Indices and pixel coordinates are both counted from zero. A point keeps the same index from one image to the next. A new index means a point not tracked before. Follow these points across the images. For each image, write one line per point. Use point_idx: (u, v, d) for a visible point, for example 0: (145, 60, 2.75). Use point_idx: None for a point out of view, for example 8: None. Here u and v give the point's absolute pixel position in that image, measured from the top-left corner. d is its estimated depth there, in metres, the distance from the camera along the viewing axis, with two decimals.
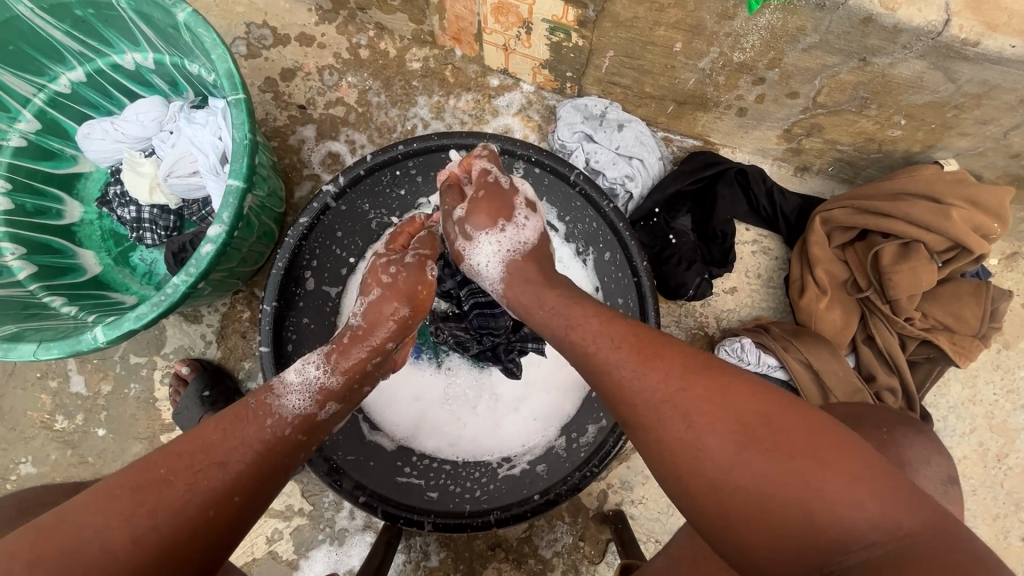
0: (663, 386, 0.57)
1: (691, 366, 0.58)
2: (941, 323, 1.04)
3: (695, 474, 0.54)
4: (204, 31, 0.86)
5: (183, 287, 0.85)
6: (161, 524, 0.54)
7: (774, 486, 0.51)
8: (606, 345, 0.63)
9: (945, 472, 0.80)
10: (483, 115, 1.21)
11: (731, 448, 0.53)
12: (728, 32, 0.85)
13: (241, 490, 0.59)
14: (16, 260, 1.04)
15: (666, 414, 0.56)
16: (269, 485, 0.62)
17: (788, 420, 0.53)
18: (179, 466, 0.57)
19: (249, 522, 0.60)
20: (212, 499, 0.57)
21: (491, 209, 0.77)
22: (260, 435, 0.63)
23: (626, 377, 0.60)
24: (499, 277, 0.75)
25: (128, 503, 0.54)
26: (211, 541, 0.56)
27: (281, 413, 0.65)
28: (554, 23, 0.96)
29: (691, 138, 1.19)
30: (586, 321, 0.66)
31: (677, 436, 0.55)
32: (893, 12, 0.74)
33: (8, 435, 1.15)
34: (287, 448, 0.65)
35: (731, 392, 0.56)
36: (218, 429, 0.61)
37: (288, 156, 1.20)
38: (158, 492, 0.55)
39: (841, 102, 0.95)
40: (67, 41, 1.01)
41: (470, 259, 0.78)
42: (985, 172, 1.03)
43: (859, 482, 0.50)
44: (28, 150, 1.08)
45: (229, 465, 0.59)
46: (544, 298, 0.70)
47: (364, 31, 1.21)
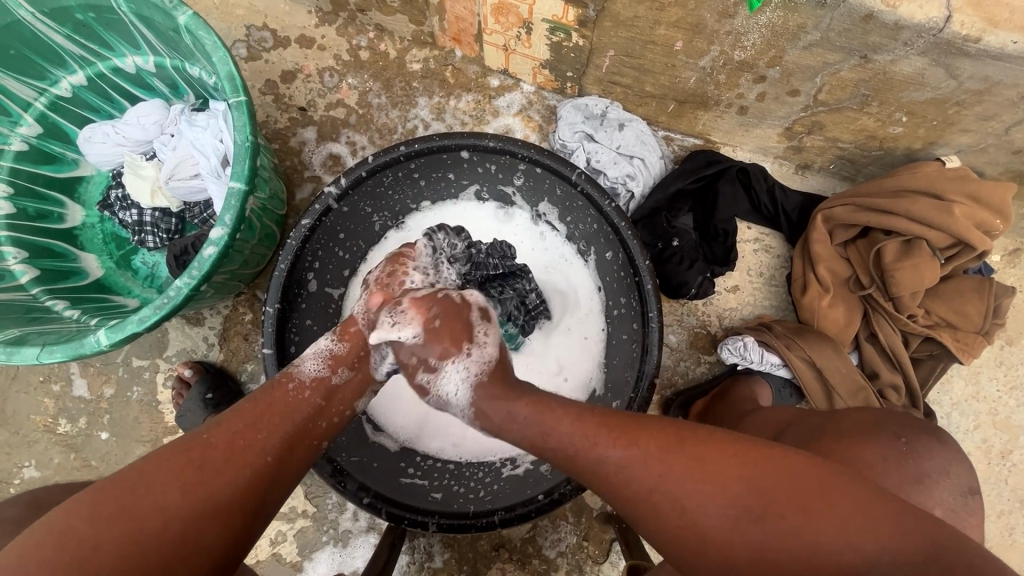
0: (648, 478, 0.56)
1: (670, 442, 0.58)
2: (943, 320, 1.04)
3: (700, 554, 0.55)
4: (205, 34, 0.86)
5: (186, 289, 0.85)
6: (205, 483, 0.56)
7: (776, 550, 0.52)
8: (585, 443, 0.60)
9: (964, 483, 0.77)
10: (483, 115, 1.21)
11: (727, 523, 0.54)
12: (729, 30, 0.85)
13: (274, 452, 0.61)
14: (18, 264, 1.04)
15: (658, 503, 0.56)
16: (300, 449, 0.65)
17: (777, 480, 0.54)
18: (219, 432, 0.60)
19: (282, 486, 0.62)
20: (249, 461, 0.59)
21: (453, 332, 0.69)
22: (289, 403, 0.65)
23: (611, 474, 0.58)
24: (468, 405, 0.68)
25: (175, 465, 0.57)
26: (250, 502, 0.59)
27: (301, 378, 0.68)
28: (554, 23, 0.96)
29: (692, 137, 1.19)
30: (558, 420, 0.62)
31: (674, 523, 0.55)
32: (894, 9, 0.74)
33: (12, 439, 1.15)
34: (313, 415, 0.67)
35: (715, 464, 0.56)
36: (252, 400, 0.64)
37: (289, 158, 1.20)
38: (200, 455, 0.58)
39: (842, 100, 0.95)
40: (68, 45, 1.01)
41: (437, 389, 0.69)
42: (987, 168, 1.03)
43: (852, 524, 0.51)
44: (29, 155, 1.08)
45: (262, 431, 0.62)
46: (512, 412, 0.64)
47: (364, 32, 1.21)
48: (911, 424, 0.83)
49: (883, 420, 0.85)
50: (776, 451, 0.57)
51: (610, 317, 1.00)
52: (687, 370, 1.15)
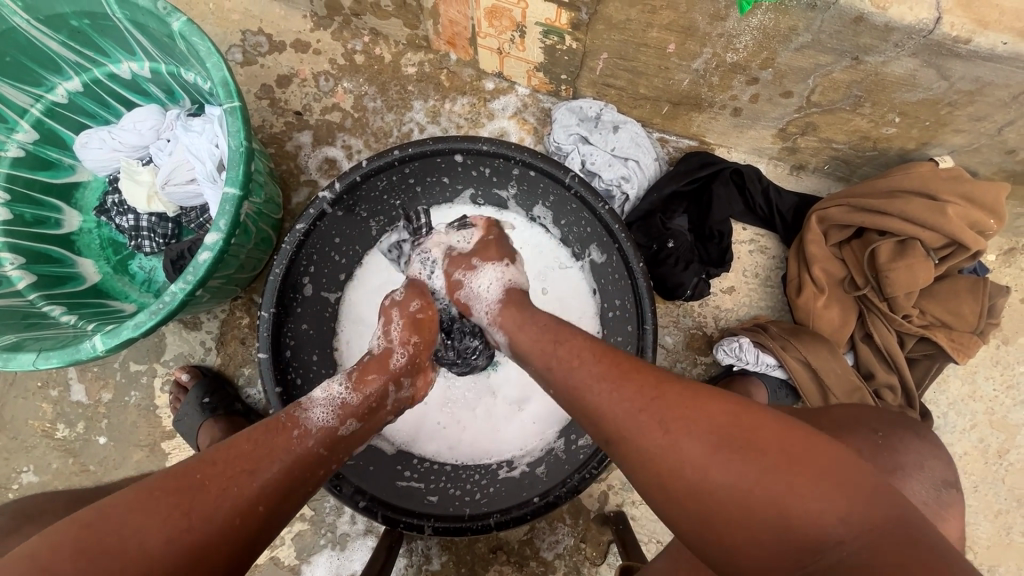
0: (640, 397, 0.59)
1: (666, 378, 0.61)
2: (938, 320, 1.04)
3: (675, 481, 0.55)
4: (199, 40, 0.86)
5: (181, 295, 0.85)
6: (194, 528, 0.55)
7: (749, 487, 0.52)
8: (587, 360, 0.65)
9: (939, 477, 0.79)
10: (479, 118, 1.21)
11: (707, 451, 0.54)
12: (720, 33, 0.86)
13: (267, 503, 0.60)
14: (15, 270, 1.05)
15: (644, 421, 0.57)
16: (293, 498, 0.64)
17: (759, 423, 0.55)
18: (213, 474, 0.59)
19: (268, 537, 0.61)
20: (241, 508, 0.58)
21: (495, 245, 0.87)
22: (288, 450, 0.65)
23: (604, 389, 0.61)
24: (497, 297, 0.81)
25: (165, 506, 0.55)
26: (237, 552, 0.57)
27: (307, 426, 0.68)
28: (548, 27, 0.97)
29: (687, 138, 1.19)
30: (570, 340, 0.69)
31: (654, 442, 0.56)
32: (885, 11, 0.75)
33: (10, 445, 1.16)
34: (310, 464, 0.66)
35: (703, 397, 0.58)
36: (250, 440, 0.63)
37: (285, 163, 1.20)
38: (193, 497, 0.57)
39: (835, 101, 0.95)
40: (63, 51, 1.01)
41: (470, 285, 0.84)
42: (981, 168, 1.03)
43: (828, 477, 0.51)
44: (26, 160, 1.08)
45: (258, 478, 0.61)
46: (536, 318, 0.75)
47: (359, 36, 1.21)
48: (891, 420, 0.84)
49: (867, 417, 0.85)
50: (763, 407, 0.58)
51: (606, 319, 1.00)
52: (684, 372, 1.15)
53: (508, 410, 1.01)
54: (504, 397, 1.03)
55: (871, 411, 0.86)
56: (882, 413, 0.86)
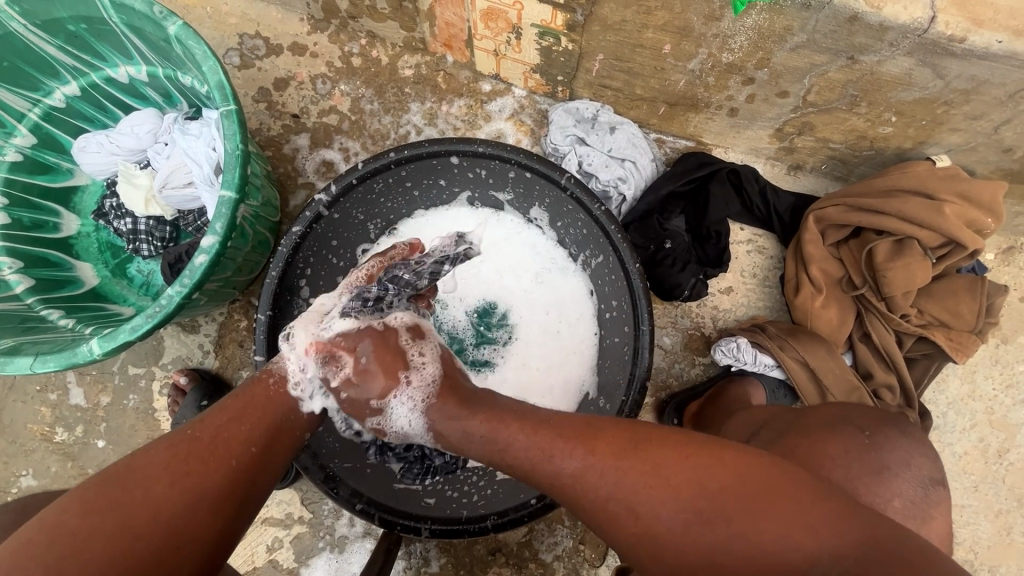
0: (601, 483, 0.57)
1: (623, 451, 0.58)
2: (936, 319, 1.04)
3: (652, 551, 0.55)
4: (195, 43, 0.87)
5: (177, 298, 0.85)
6: (196, 471, 0.58)
7: (726, 551, 0.52)
8: (538, 455, 0.60)
9: (926, 475, 0.78)
10: (476, 120, 1.21)
11: (678, 525, 0.53)
12: (716, 33, 0.86)
13: (258, 443, 0.64)
14: (13, 274, 1.05)
15: (612, 507, 0.56)
16: (283, 441, 0.68)
17: (723, 481, 0.54)
18: (205, 425, 0.62)
19: (268, 479, 0.65)
20: (236, 449, 0.62)
21: (387, 361, 0.69)
22: (270, 398, 0.69)
23: (564, 476, 0.59)
24: (427, 432, 0.68)
25: (162, 456, 0.58)
26: (240, 489, 0.60)
27: (281, 374, 0.71)
28: (543, 28, 0.97)
29: (684, 139, 1.19)
30: (513, 433, 0.62)
31: (627, 525, 0.56)
32: (879, 10, 0.75)
33: (9, 448, 1.16)
34: (290, 410, 0.70)
35: (661, 467, 0.56)
36: (233, 398, 0.67)
37: (283, 165, 1.20)
38: (188, 446, 0.59)
39: (831, 101, 0.95)
40: (61, 56, 1.02)
41: (391, 426, 0.70)
42: (978, 167, 1.03)
43: (796, 519, 0.51)
44: (24, 165, 1.09)
45: (246, 423, 0.65)
46: (468, 431, 0.64)
47: (356, 39, 1.21)
48: (880, 420, 0.84)
49: (855, 416, 0.86)
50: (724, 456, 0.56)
51: (603, 320, 1.00)
52: (681, 372, 1.15)
53: None
54: None
55: (858, 410, 0.88)
56: (868, 411, 0.87)
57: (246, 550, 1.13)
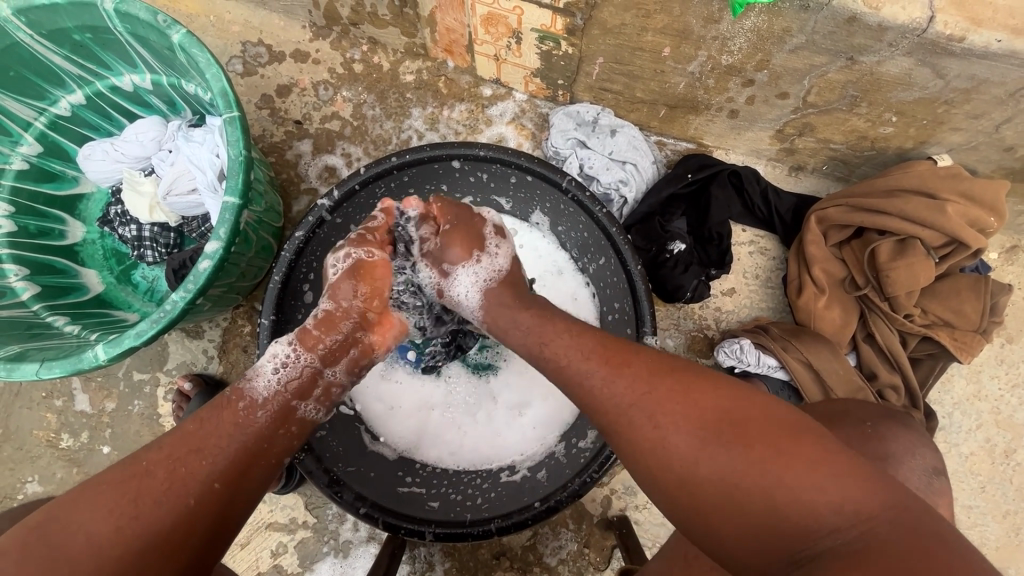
0: (629, 393, 0.60)
1: (658, 367, 0.61)
2: (940, 319, 1.04)
3: (666, 471, 0.56)
4: (198, 51, 0.87)
5: (181, 304, 0.85)
6: (144, 514, 0.56)
7: (737, 477, 0.52)
8: (577, 359, 0.65)
9: (931, 465, 0.79)
10: (477, 125, 1.22)
11: (694, 444, 0.55)
12: (715, 36, 0.86)
13: (220, 478, 0.60)
14: (19, 281, 1.06)
15: (633, 417, 0.59)
16: (253, 470, 0.64)
17: (749, 414, 0.55)
18: (159, 458, 0.59)
19: (234, 512, 0.61)
20: (191, 488, 0.59)
21: (468, 239, 0.79)
22: (236, 425, 0.64)
23: (596, 385, 0.62)
24: (478, 308, 0.77)
25: (112, 495, 0.56)
26: (196, 529, 0.58)
27: (253, 397, 0.66)
28: (543, 32, 0.97)
29: (685, 141, 1.19)
30: (560, 336, 0.68)
31: (644, 436, 0.58)
32: (877, 11, 0.75)
33: (16, 455, 1.16)
34: (262, 438, 0.65)
35: (691, 392, 0.58)
36: (198, 421, 0.63)
37: (286, 171, 1.21)
38: (140, 484, 0.58)
39: (831, 102, 0.96)
40: (66, 65, 1.03)
41: (449, 291, 0.79)
42: (979, 166, 1.03)
43: (817, 466, 0.51)
44: (30, 173, 1.10)
45: (206, 457, 0.61)
46: (517, 317, 0.72)
47: (358, 45, 1.22)
48: (882, 414, 0.83)
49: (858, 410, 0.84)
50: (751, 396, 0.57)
51: (605, 324, 1.00)
52: None
53: (508, 415, 1.01)
54: (504, 403, 1.03)
55: (856, 404, 0.86)
56: (868, 406, 0.85)
57: (250, 556, 1.13)
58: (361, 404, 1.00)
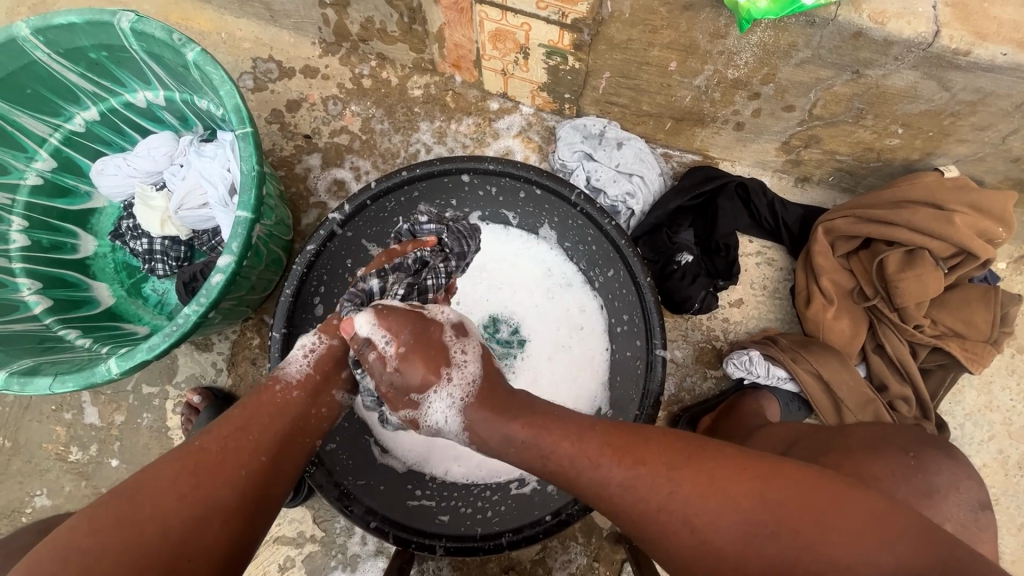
0: (654, 496, 0.58)
1: (673, 459, 0.59)
2: (951, 330, 1.03)
3: (716, 570, 0.55)
4: (212, 68, 0.89)
5: (194, 317, 0.86)
6: (201, 485, 0.58)
7: (790, 564, 0.52)
8: (586, 463, 0.61)
9: (975, 498, 0.79)
10: (484, 138, 1.23)
11: (738, 538, 0.54)
12: (721, 50, 0.87)
13: (269, 451, 0.63)
14: (32, 295, 1.07)
15: (666, 520, 0.57)
16: (296, 446, 0.67)
17: (780, 491, 0.55)
18: (209, 438, 0.61)
19: (281, 485, 0.64)
20: (245, 460, 0.61)
21: (424, 360, 0.68)
22: (278, 404, 0.67)
23: (617, 493, 0.59)
24: (462, 430, 0.69)
25: (170, 469, 0.58)
26: (253, 501, 0.60)
27: (287, 380, 0.69)
28: (551, 48, 0.99)
29: (691, 153, 1.20)
30: (558, 434, 0.64)
31: (684, 538, 0.56)
32: (883, 26, 0.76)
33: (24, 468, 1.17)
34: (304, 413, 0.69)
35: (719, 481, 0.56)
36: (243, 404, 0.66)
37: (295, 185, 1.22)
38: (195, 461, 0.59)
39: (837, 114, 0.96)
40: (81, 83, 1.04)
41: (425, 421, 0.70)
42: (986, 176, 1.03)
43: (863, 535, 0.51)
44: (44, 188, 1.12)
45: (256, 432, 0.63)
46: (508, 433, 0.65)
47: (367, 61, 1.24)
48: (922, 440, 0.84)
49: (890, 434, 0.86)
50: (777, 465, 0.57)
51: (614, 335, 1.00)
52: (694, 386, 1.15)
53: None
54: None
55: (892, 429, 0.88)
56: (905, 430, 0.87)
57: (258, 570, 1.12)
58: (371, 415, 0.99)
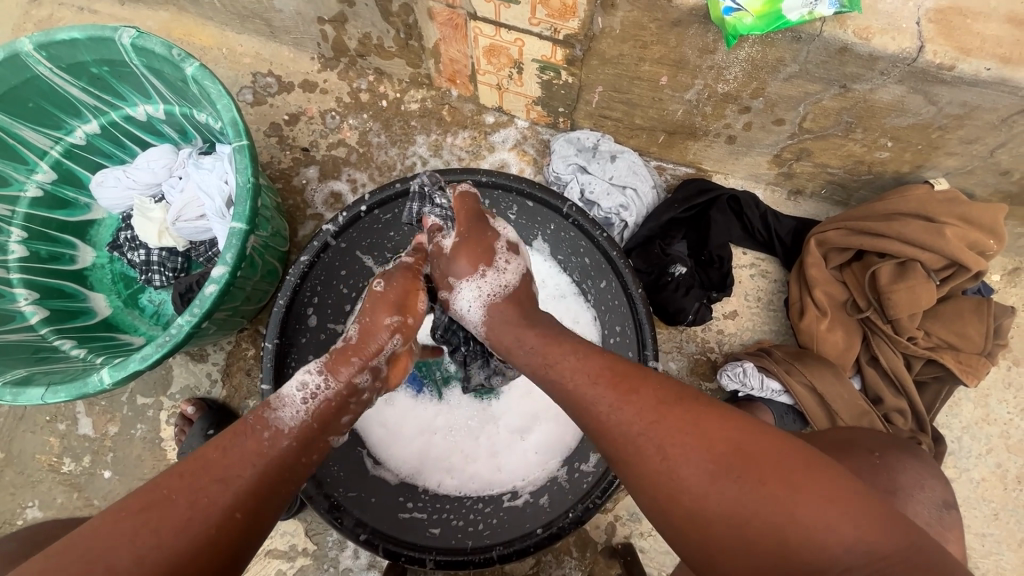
0: (638, 419, 0.58)
1: (665, 395, 0.59)
2: (944, 342, 1.03)
3: (673, 504, 0.55)
4: (211, 83, 0.91)
5: (188, 327, 0.86)
6: (163, 545, 0.54)
7: (749, 514, 0.51)
8: (584, 379, 0.64)
9: (940, 497, 0.80)
10: (480, 151, 1.25)
11: (706, 478, 0.53)
12: (710, 65, 0.89)
13: (244, 509, 0.59)
14: (29, 305, 1.08)
15: (641, 444, 0.57)
16: (274, 499, 0.62)
17: (761, 444, 0.54)
18: (179, 485, 0.57)
19: (254, 542, 0.60)
20: (212, 516, 0.56)
21: (474, 252, 0.80)
22: (261, 453, 0.63)
23: (603, 411, 0.61)
24: (482, 321, 0.78)
25: (132, 524, 0.54)
26: (219, 562, 0.56)
27: (279, 426, 0.66)
28: (544, 63, 1.00)
29: (685, 166, 1.21)
30: (564, 356, 0.67)
31: (651, 466, 0.56)
32: (868, 41, 0.77)
33: (17, 479, 1.16)
34: (286, 464, 0.64)
35: (702, 420, 0.56)
36: (220, 446, 0.61)
37: (292, 198, 1.24)
38: (161, 513, 0.55)
39: (826, 127, 0.97)
40: (83, 97, 1.06)
41: (455, 304, 0.81)
42: (977, 190, 1.04)
43: (832, 502, 0.50)
44: (44, 200, 1.13)
45: (230, 484, 0.59)
46: (523, 338, 0.72)
47: (365, 76, 1.26)
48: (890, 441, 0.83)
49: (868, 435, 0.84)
50: (764, 425, 0.57)
51: (607, 346, 1.00)
52: None
53: (510, 439, 1.02)
54: (506, 425, 1.03)
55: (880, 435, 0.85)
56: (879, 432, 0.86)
57: None
58: (366, 429, 1.00)
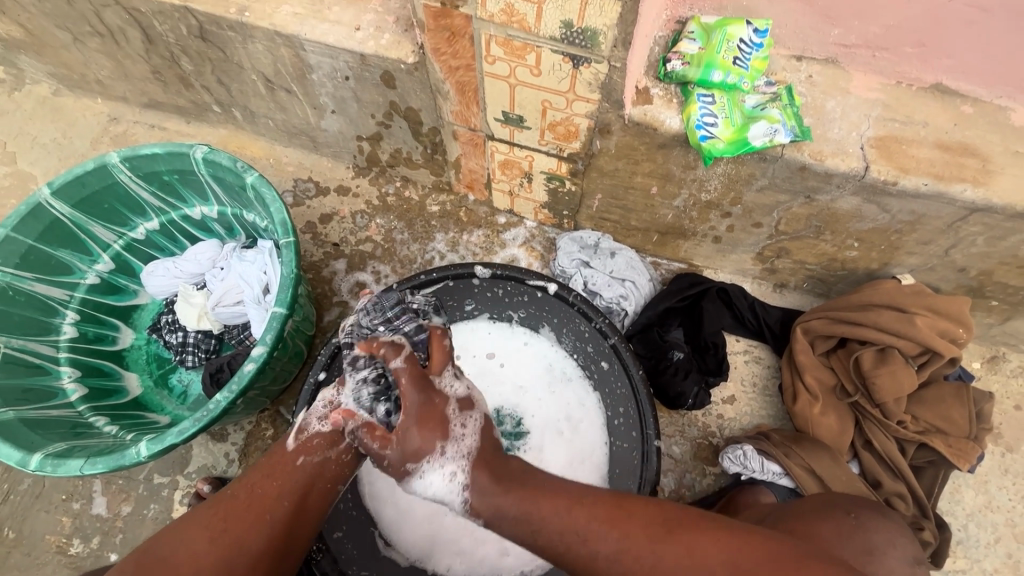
0: (641, 566, 0.60)
1: (658, 533, 0.61)
2: (933, 426, 1.08)
3: None
4: (267, 189, 1.06)
5: (224, 403, 0.93)
6: (230, 530, 0.68)
7: None
8: (576, 538, 0.63)
9: (911, 554, 0.87)
10: (492, 247, 1.39)
11: None
12: (693, 178, 1.04)
13: (290, 497, 0.73)
14: (71, 382, 1.17)
15: None
16: (315, 492, 0.76)
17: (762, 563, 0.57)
18: (240, 486, 0.72)
19: (302, 530, 0.73)
20: (266, 504, 0.71)
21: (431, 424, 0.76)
22: (299, 453, 0.77)
23: (609, 564, 0.62)
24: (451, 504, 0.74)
25: (203, 521, 0.68)
26: (276, 541, 0.70)
27: (310, 431, 0.80)
28: (551, 174, 1.17)
29: (677, 262, 1.34)
30: (545, 511, 0.66)
31: None
32: (822, 162, 0.92)
33: (23, 562, 1.16)
34: (322, 463, 0.78)
35: (703, 554, 0.59)
36: (268, 455, 0.77)
37: (321, 286, 1.36)
38: (226, 508, 0.70)
39: (799, 230, 1.11)
40: (150, 199, 1.22)
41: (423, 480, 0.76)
42: (942, 284, 1.15)
43: None
44: (99, 287, 1.25)
45: (278, 480, 0.74)
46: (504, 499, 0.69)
47: (392, 182, 1.44)
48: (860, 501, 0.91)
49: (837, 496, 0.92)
50: (754, 537, 0.60)
51: (612, 427, 1.04)
52: (694, 482, 1.17)
53: None
54: None
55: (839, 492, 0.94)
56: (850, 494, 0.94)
57: None
58: (375, 508, 1.01)
